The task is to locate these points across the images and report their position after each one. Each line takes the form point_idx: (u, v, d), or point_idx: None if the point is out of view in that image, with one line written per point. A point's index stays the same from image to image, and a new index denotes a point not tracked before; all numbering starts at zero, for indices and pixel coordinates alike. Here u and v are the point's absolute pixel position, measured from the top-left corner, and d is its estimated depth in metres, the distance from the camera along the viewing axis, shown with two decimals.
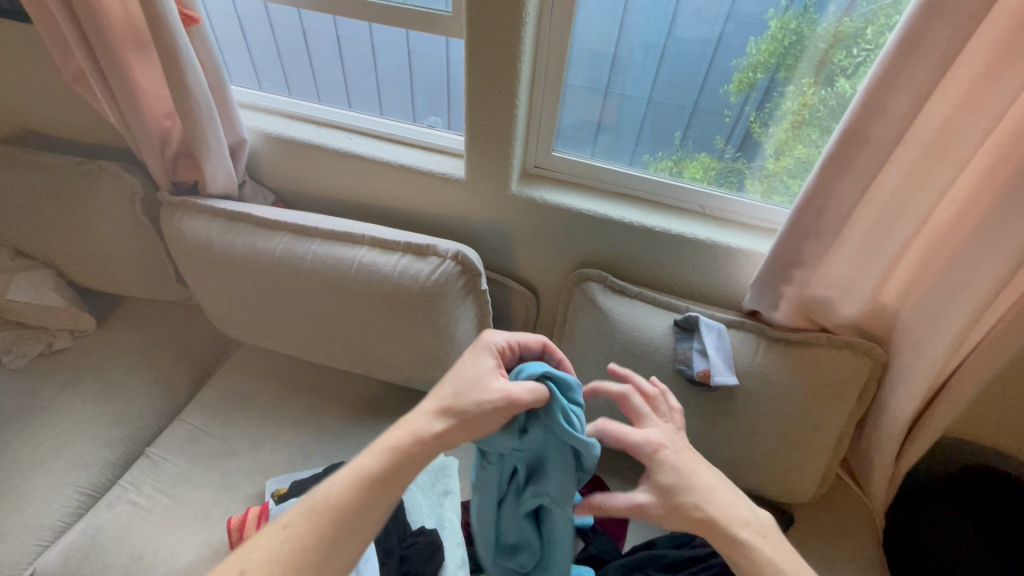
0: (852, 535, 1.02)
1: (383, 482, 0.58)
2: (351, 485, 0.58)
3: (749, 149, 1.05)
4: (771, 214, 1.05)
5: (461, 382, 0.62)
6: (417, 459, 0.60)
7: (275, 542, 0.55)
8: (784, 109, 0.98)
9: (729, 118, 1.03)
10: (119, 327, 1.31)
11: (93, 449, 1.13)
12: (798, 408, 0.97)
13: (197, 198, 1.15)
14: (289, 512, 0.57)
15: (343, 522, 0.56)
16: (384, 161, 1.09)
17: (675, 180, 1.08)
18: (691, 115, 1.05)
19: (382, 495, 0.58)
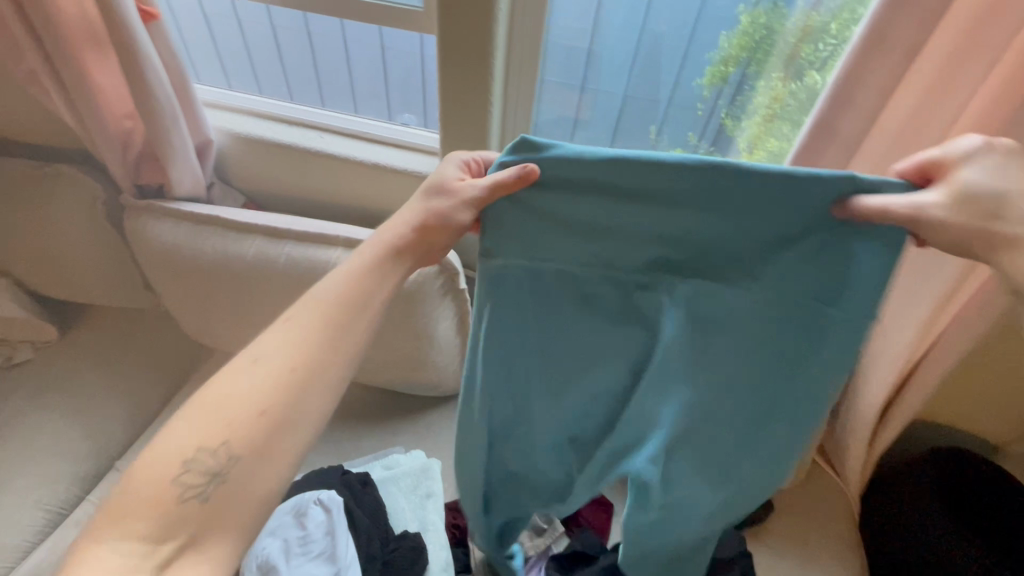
0: (829, 521, 1.04)
1: (315, 356, 0.54)
2: (278, 369, 0.53)
3: (723, 143, 1.06)
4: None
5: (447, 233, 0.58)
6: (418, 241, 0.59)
7: (279, 331, 0.55)
8: (756, 103, 0.96)
9: (702, 112, 1.04)
10: (85, 337, 1.26)
11: (59, 464, 1.09)
12: None
13: (162, 202, 1.11)
14: (295, 305, 0.57)
15: (280, 403, 0.52)
16: (359, 160, 1.07)
17: None
18: (666, 109, 1.06)
19: (387, 276, 0.59)
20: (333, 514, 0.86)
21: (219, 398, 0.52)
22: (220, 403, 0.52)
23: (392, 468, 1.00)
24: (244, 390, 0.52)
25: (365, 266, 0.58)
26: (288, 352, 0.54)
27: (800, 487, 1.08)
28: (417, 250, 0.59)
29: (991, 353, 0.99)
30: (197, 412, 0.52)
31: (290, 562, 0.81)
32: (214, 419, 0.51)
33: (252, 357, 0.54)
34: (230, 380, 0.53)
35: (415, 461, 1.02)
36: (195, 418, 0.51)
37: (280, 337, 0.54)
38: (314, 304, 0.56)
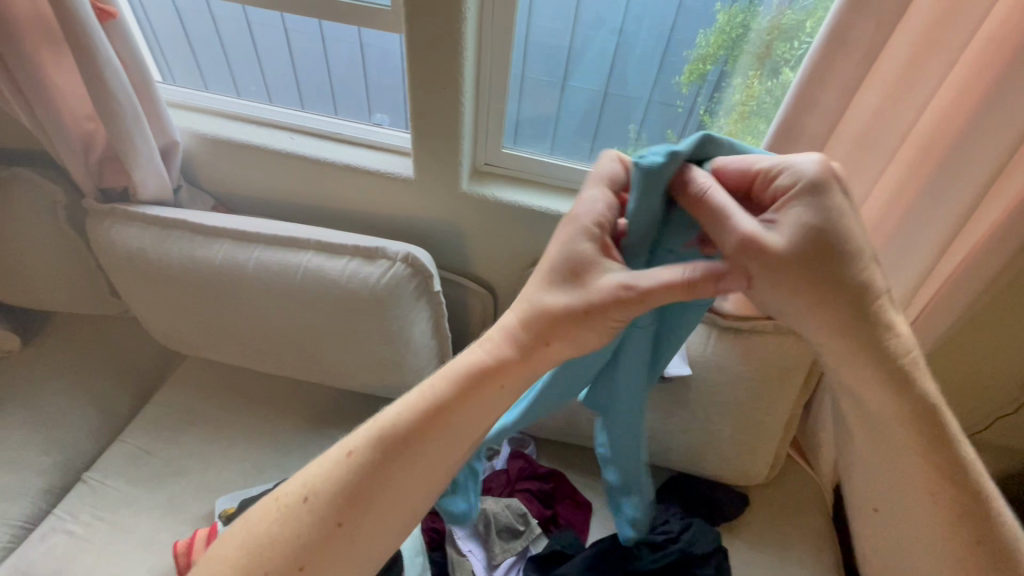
0: (804, 513, 1.05)
1: (362, 516, 0.51)
2: (325, 523, 0.50)
3: None
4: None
5: (520, 372, 0.52)
6: (494, 379, 0.51)
7: (337, 471, 0.51)
8: (731, 100, 0.97)
9: (682, 109, 1.04)
10: (49, 345, 1.22)
11: (22, 477, 1.05)
12: (750, 393, 0.97)
13: (126, 205, 1.07)
14: (355, 435, 0.53)
15: (321, 556, 0.50)
16: (331, 161, 1.05)
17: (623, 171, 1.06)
18: (646, 108, 1.06)
19: (458, 419, 0.51)
20: None
21: (267, 537, 0.51)
22: (263, 537, 0.51)
23: None
24: (293, 533, 0.50)
25: (397, 431, 0.51)
26: (339, 505, 0.50)
27: (776, 481, 1.10)
28: (468, 406, 0.51)
29: (954, 346, 1.01)
30: (246, 543, 0.51)
31: None
32: (252, 559, 0.50)
33: (306, 496, 0.51)
34: (285, 519, 0.51)
35: None
36: (242, 547, 0.51)
37: (323, 490, 0.51)
38: (357, 457, 0.51)
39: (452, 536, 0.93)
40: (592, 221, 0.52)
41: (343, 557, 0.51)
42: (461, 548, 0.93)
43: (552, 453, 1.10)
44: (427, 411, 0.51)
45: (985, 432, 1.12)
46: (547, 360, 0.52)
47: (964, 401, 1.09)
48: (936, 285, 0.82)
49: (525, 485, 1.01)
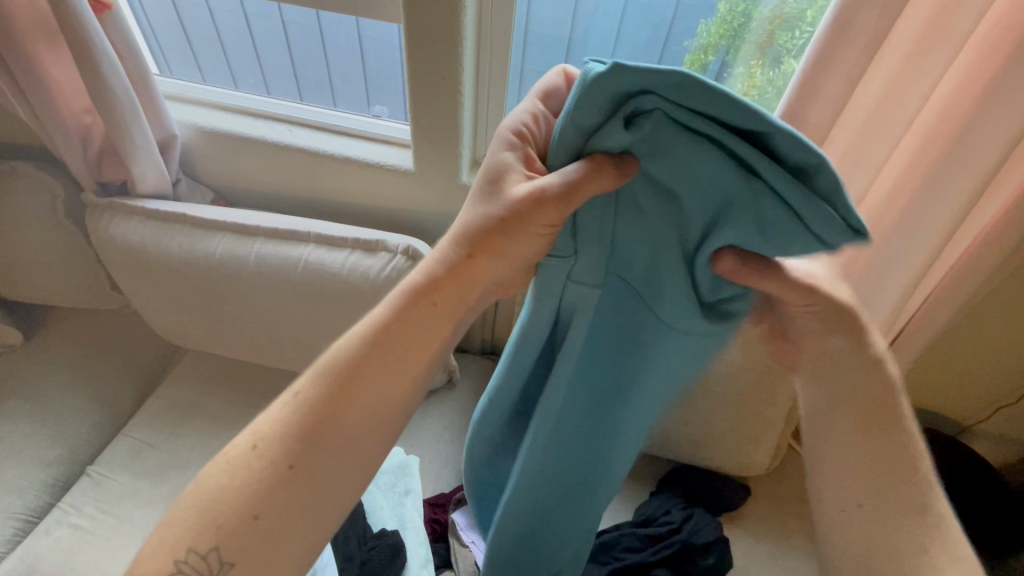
0: (805, 502, 1.06)
1: (310, 456, 0.47)
2: (269, 463, 0.47)
3: None
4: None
5: (454, 298, 0.50)
6: (431, 305, 0.50)
7: (284, 411, 0.48)
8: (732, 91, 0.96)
9: None
10: (50, 340, 1.22)
11: (26, 471, 1.06)
12: (749, 385, 0.97)
13: (125, 199, 1.07)
14: (300, 378, 0.50)
15: (271, 503, 0.46)
16: (329, 154, 1.04)
17: None
18: None
19: (397, 348, 0.49)
20: None
21: (214, 493, 0.46)
22: (210, 498, 0.46)
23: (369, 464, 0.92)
24: (242, 481, 0.47)
25: (341, 363, 0.49)
26: (286, 445, 0.47)
27: (776, 471, 1.10)
28: (409, 336, 0.49)
29: (955, 336, 1.01)
30: (195, 503, 0.47)
31: None
32: (200, 520, 0.46)
33: (254, 442, 0.48)
34: (232, 467, 0.47)
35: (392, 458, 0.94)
36: (191, 508, 0.47)
37: (270, 433, 0.48)
38: (302, 396, 0.48)
39: (456, 527, 0.92)
40: (511, 130, 0.49)
41: (297, 508, 0.47)
42: (463, 539, 0.92)
43: None
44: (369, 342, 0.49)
45: (984, 423, 1.12)
46: (482, 279, 0.50)
47: (964, 390, 1.09)
48: (938, 276, 0.82)
49: None
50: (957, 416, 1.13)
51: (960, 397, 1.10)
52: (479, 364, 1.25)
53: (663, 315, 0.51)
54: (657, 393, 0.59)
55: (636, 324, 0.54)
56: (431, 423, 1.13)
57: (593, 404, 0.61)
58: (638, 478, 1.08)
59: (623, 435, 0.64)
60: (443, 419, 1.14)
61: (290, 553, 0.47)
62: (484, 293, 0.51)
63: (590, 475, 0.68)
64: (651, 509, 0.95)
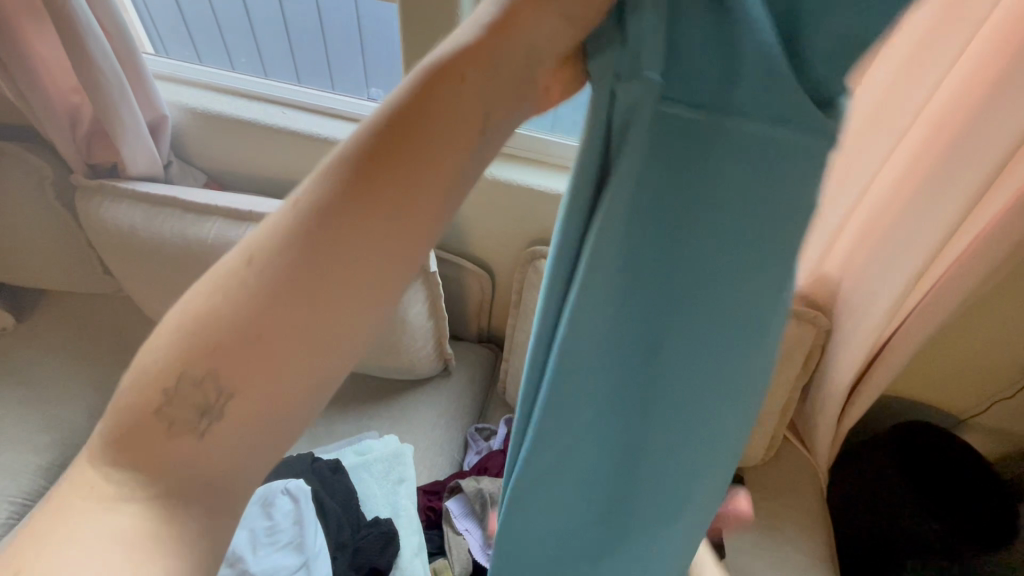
0: (799, 492, 1.06)
1: (315, 266, 0.31)
2: (265, 279, 0.30)
3: None
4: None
5: (500, 75, 0.32)
6: (459, 78, 0.31)
7: (281, 217, 0.31)
8: None
9: None
10: (43, 324, 1.21)
11: (21, 455, 1.06)
12: None
13: (116, 181, 1.05)
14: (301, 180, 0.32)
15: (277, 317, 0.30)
16: (323, 137, 1.02)
17: None
18: None
19: (412, 139, 0.31)
20: (301, 503, 0.77)
21: (202, 316, 0.31)
22: (188, 335, 0.31)
23: (364, 454, 0.91)
24: (235, 297, 0.31)
25: (355, 151, 0.31)
26: (289, 247, 0.30)
27: (771, 461, 1.09)
28: (441, 125, 0.31)
29: (955, 328, 1.00)
30: (173, 339, 0.32)
31: (255, 552, 0.73)
32: (188, 352, 0.31)
33: (246, 258, 0.31)
34: (225, 286, 0.31)
35: (387, 443, 0.93)
36: (169, 344, 0.31)
37: (270, 241, 0.31)
38: (317, 194, 0.31)
39: (450, 515, 0.93)
40: None
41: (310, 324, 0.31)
42: (457, 527, 0.92)
43: None
44: (364, 160, 0.30)
45: (981, 416, 1.11)
46: (533, 47, 0.32)
47: (962, 384, 1.08)
48: (941, 269, 0.81)
49: None
50: (954, 409, 1.13)
51: (958, 390, 1.10)
52: (475, 351, 1.24)
53: (755, 121, 0.31)
54: (731, 304, 0.37)
55: (716, 159, 0.33)
56: (425, 411, 1.13)
57: (643, 339, 0.40)
58: None
59: (682, 393, 0.42)
60: (439, 408, 1.13)
61: (303, 411, 0.32)
62: (534, 78, 0.33)
63: (658, 460, 0.46)
64: None
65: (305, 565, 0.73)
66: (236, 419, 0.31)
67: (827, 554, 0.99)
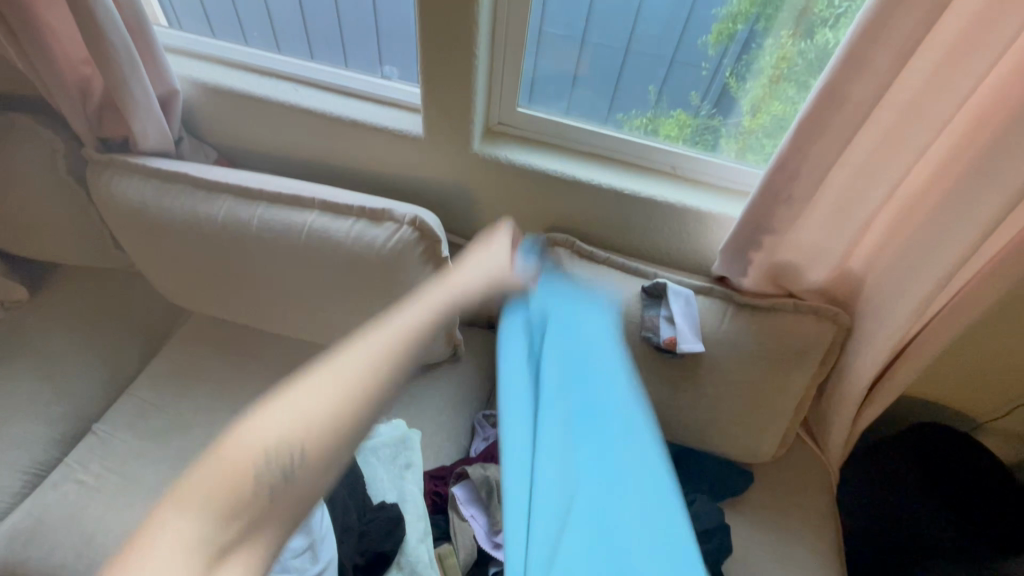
0: (809, 490, 1.05)
1: (376, 381, 0.52)
2: (345, 386, 0.51)
3: (726, 105, 0.97)
4: (734, 173, 0.96)
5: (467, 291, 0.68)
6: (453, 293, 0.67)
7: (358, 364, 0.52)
8: (762, 63, 0.90)
9: (707, 71, 0.94)
10: (55, 297, 1.22)
11: (33, 426, 1.07)
12: (761, 374, 0.94)
13: (127, 156, 1.04)
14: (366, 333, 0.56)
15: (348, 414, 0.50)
16: (336, 116, 0.99)
17: (649, 140, 0.98)
18: (668, 69, 0.96)
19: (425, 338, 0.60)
20: None
21: (303, 405, 0.49)
22: (281, 424, 0.47)
23: (372, 438, 0.91)
24: (328, 399, 0.49)
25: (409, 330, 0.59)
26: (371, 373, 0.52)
27: (782, 458, 1.08)
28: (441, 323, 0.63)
29: (981, 331, 0.97)
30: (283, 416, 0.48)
31: None
32: (288, 430, 0.47)
33: (328, 372, 0.51)
34: (312, 390, 0.50)
35: (395, 428, 0.92)
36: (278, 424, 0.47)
37: (350, 373, 0.52)
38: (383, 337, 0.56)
39: (456, 501, 0.92)
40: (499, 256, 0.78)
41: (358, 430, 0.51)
42: (462, 514, 0.92)
43: None
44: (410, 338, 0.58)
45: (1001, 420, 1.09)
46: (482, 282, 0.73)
47: (983, 387, 1.05)
48: (975, 268, 0.77)
49: None
50: (973, 411, 1.10)
51: (978, 393, 1.07)
52: (484, 337, 1.23)
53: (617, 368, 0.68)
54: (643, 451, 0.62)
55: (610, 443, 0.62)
56: (433, 395, 1.12)
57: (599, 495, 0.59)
58: None
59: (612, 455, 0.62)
60: (446, 394, 1.12)
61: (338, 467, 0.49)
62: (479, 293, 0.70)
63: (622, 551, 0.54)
64: None
65: (311, 546, 0.74)
66: (301, 475, 0.46)
67: (835, 553, 0.98)
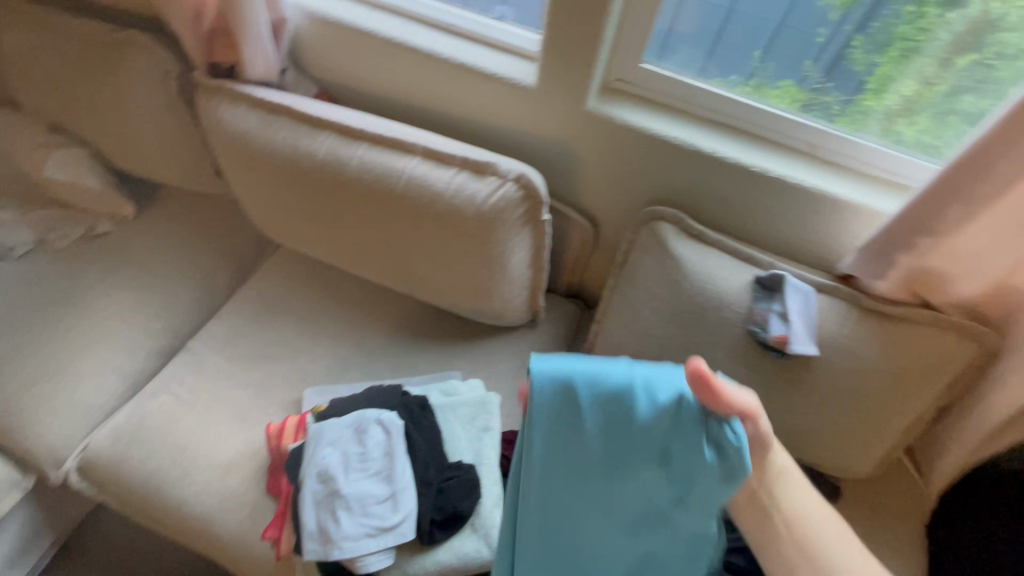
0: (905, 515, 0.96)
1: None
2: None
3: (839, 75, 0.85)
4: (858, 151, 0.85)
5: None
6: None
7: None
8: (894, 32, 0.78)
9: (822, 38, 0.82)
10: (158, 217, 1.27)
11: (136, 335, 1.13)
12: (878, 388, 0.85)
13: (235, 84, 1.03)
14: None
15: None
16: (444, 57, 0.94)
17: (769, 107, 0.87)
18: (776, 33, 0.84)
19: None
20: (393, 438, 0.79)
21: None
22: None
23: (450, 395, 0.89)
24: None
25: None
26: None
27: (875, 477, 1.00)
28: None
29: None
30: None
31: (348, 475, 0.77)
32: None
33: None
34: None
35: (475, 391, 0.90)
36: None
37: None
38: None
39: None
40: None
41: None
42: None
43: None
44: None
45: None
46: None
47: None
48: None
49: None
50: None
51: None
52: (564, 305, 1.19)
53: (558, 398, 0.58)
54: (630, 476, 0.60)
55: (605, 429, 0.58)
56: (509, 358, 1.10)
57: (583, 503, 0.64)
58: None
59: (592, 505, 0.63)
60: (521, 359, 1.10)
61: None
62: None
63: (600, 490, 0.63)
64: None
65: (392, 495, 0.76)
66: None
67: None
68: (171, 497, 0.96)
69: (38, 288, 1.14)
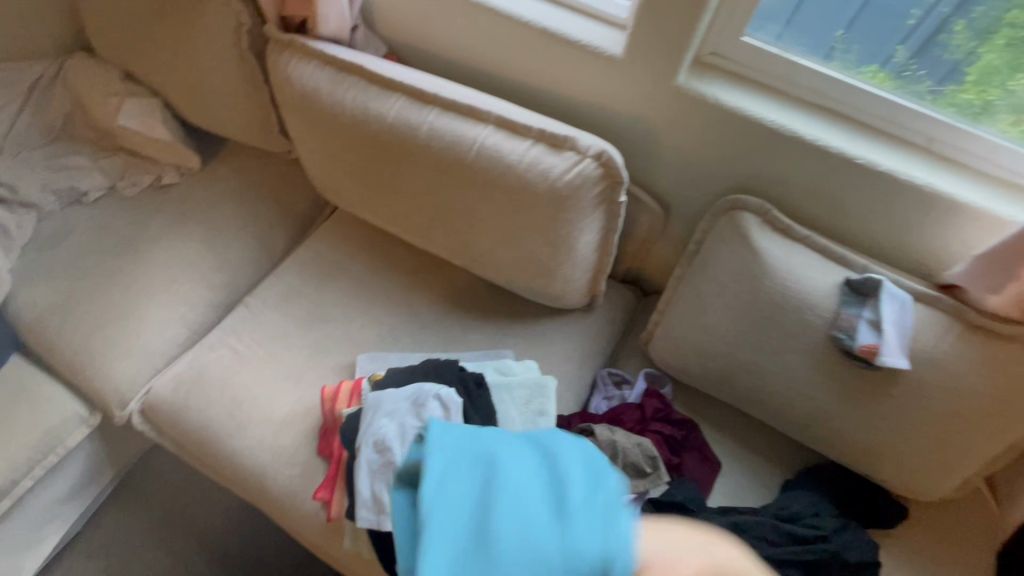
0: (981, 545, 0.89)
1: None
2: None
3: (927, 61, 0.79)
4: (970, 142, 0.77)
5: None
6: None
7: None
8: (999, 16, 0.73)
9: (914, 20, 0.77)
10: (221, 171, 1.28)
11: (196, 286, 1.15)
12: (974, 410, 0.78)
13: (306, 39, 1.00)
14: None
15: None
16: (524, 21, 0.89)
17: (873, 88, 0.79)
18: (863, 12, 0.79)
19: None
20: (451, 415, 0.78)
21: None
22: None
23: (506, 375, 0.88)
24: None
25: None
26: None
27: (949, 502, 0.93)
28: None
29: None
30: None
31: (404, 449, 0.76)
32: None
33: None
34: None
35: (531, 374, 0.88)
36: None
37: None
38: None
39: None
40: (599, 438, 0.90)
41: None
42: None
43: (684, 399, 1.02)
44: None
45: None
46: None
47: None
48: None
49: (658, 428, 0.94)
50: None
51: None
52: (621, 291, 1.14)
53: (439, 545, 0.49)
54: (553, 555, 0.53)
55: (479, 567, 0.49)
56: (562, 341, 1.07)
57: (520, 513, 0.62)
58: (776, 463, 0.96)
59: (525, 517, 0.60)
60: (575, 343, 1.07)
61: None
62: None
63: None
64: (796, 505, 0.86)
65: None
66: None
67: None
68: (225, 447, 0.98)
69: (108, 234, 1.17)
